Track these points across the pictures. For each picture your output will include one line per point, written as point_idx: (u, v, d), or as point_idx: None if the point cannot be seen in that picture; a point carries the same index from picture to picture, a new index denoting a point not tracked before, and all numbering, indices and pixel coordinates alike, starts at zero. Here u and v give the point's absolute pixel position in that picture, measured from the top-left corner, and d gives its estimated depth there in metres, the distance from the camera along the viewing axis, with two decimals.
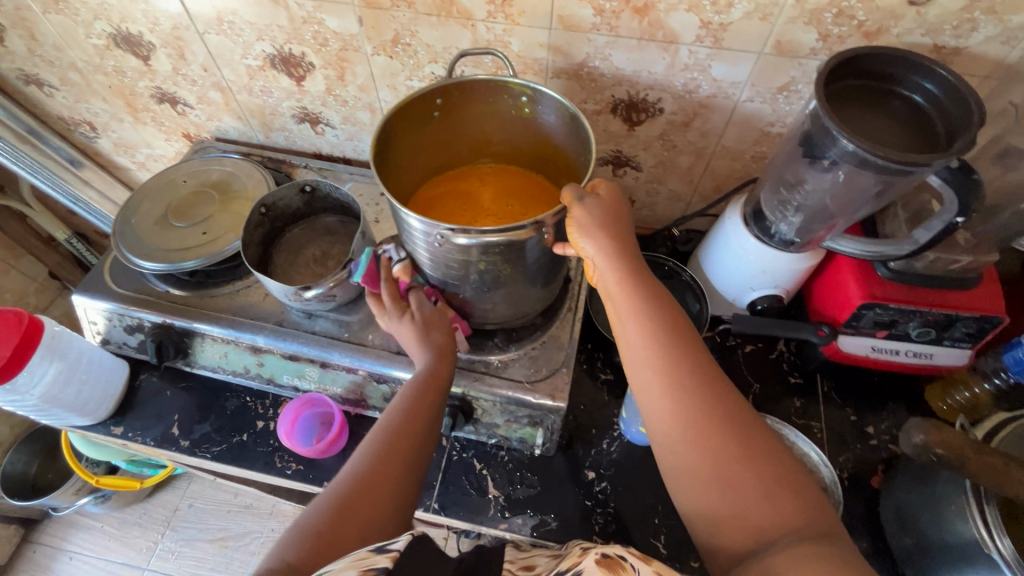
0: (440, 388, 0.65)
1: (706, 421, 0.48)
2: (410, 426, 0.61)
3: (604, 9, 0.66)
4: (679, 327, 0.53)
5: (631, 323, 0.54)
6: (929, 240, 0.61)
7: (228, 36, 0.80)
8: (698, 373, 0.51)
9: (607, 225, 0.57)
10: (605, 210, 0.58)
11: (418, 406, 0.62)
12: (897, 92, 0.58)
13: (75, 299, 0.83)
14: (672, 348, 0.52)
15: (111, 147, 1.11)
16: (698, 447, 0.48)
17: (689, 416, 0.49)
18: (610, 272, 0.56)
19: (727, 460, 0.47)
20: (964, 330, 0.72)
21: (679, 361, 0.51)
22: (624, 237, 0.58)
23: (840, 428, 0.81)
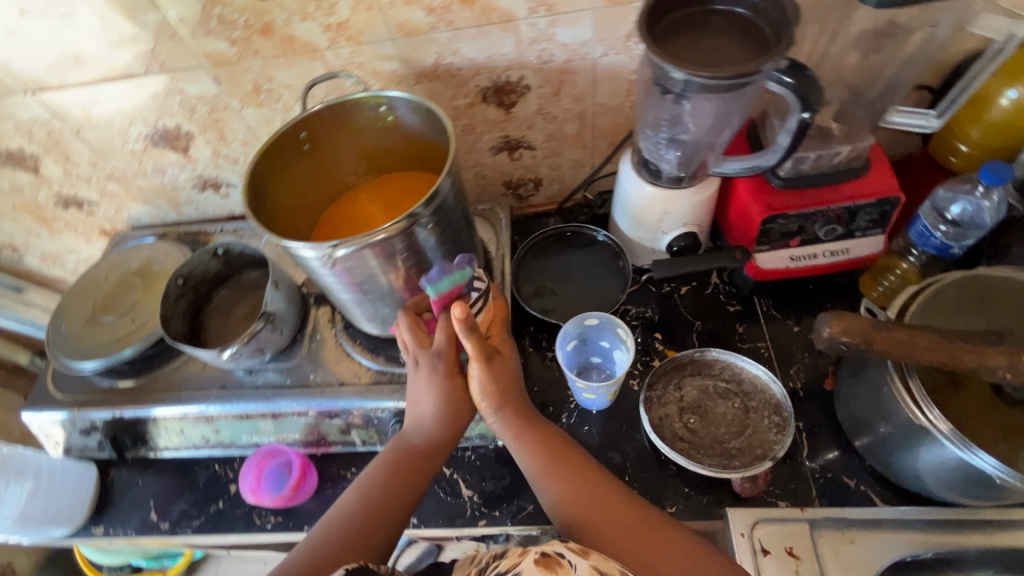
0: (416, 462, 0.64)
1: (592, 510, 0.58)
2: (393, 495, 0.61)
3: (433, 7, 0.67)
4: (565, 453, 0.63)
5: (521, 453, 0.63)
6: (790, 143, 0.61)
7: (102, 128, 0.82)
8: (577, 468, 0.61)
9: (502, 389, 0.63)
10: (502, 379, 0.63)
11: (397, 474, 0.62)
12: (716, 9, 0.59)
13: (26, 417, 0.84)
14: (561, 454, 0.62)
15: (40, 262, 1.12)
16: (590, 533, 0.57)
17: (586, 495, 0.59)
18: (508, 435, 0.64)
19: (620, 527, 0.57)
20: (867, 218, 0.74)
21: (574, 463, 0.62)
22: (518, 398, 0.65)
23: (785, 341, 0.82)
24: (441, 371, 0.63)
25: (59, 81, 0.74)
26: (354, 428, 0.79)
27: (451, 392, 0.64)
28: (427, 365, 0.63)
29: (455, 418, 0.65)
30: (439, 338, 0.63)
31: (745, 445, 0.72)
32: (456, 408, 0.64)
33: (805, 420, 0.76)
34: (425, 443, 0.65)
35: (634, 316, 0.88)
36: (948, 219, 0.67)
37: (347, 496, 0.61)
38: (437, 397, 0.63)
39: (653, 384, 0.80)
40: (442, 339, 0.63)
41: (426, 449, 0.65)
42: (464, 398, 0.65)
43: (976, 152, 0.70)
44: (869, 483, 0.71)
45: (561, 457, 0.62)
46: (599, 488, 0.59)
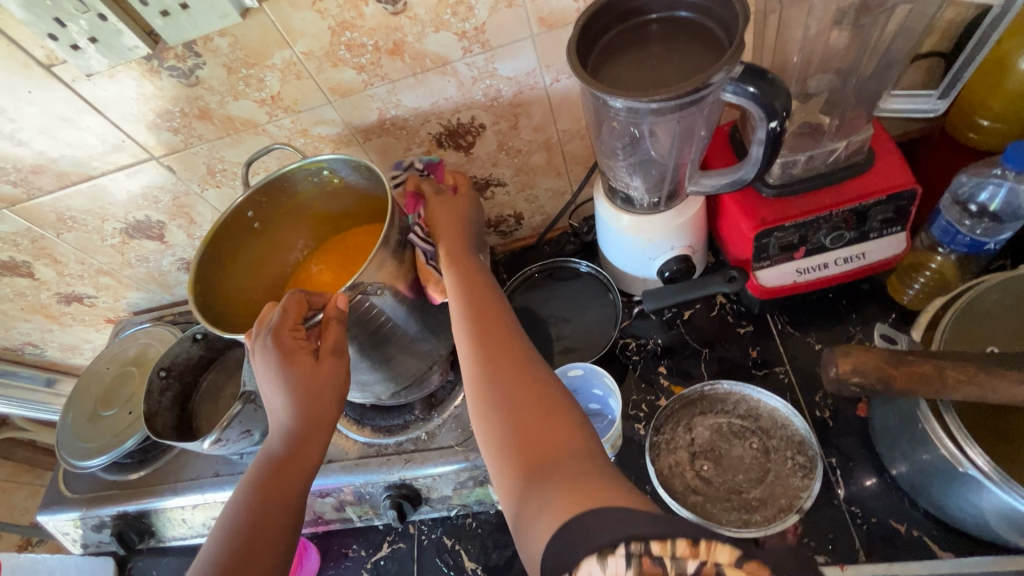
0: (285, 465, 0.51)
1: (486, 340, 0.54)
2: (263, 505, 0.49)
3: (363, 64, 0.63)
4: (493, 319, 0.57)
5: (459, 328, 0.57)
6: (765, 154, 0.54)
7: (79, 229, 0.83)
8: (485, 308, 0.57)
9: (446, 229, 0.65)
10: (456, 208, 0.67)
11: (266, 488, 0.49)
12: (652, 18, 0.53)
13: (42, 519, 0.85)
14: (481, 310, 0.57)
15: (60, 353, 1.16)
16: (488, 405, 0.49)
17: (494, 352, 0.52)
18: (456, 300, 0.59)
19: (518, 393, 0.48)
20: (880, 218, 0.64)
21: (490, 317, 0.57)
22: (457, 250, 0.64)
23: (807, 363, 0.73)
24: (281, 350, 0.51)
25: (27, 193, 0.76)
26: (348, 505, 0.75)
27: (299, 366, 0.51)
28: (264, 344, 0.51)
29: (318, 397, 0.51)
30: (271, 314, 0.54)
31: (766, 494, 0.65)
32: (316, 382, 0.51)
33: (838, 453, 0.66)
34: (291, 447, 0.51)
35: (635, 349, 0.80)
36: (974, 210, 0.60)
37: (216, 523, 0.48)
38: (277, 380, 0.51)
39: (660, 427, 0.72)
40: (278, 313, 0.53)
41: (299, 442, 0.51)
42: (324, 378, 0.52)
43: (998, 125, 0.63)
44: (922, 526, 0.61)
45: (484, 329, 0.55)
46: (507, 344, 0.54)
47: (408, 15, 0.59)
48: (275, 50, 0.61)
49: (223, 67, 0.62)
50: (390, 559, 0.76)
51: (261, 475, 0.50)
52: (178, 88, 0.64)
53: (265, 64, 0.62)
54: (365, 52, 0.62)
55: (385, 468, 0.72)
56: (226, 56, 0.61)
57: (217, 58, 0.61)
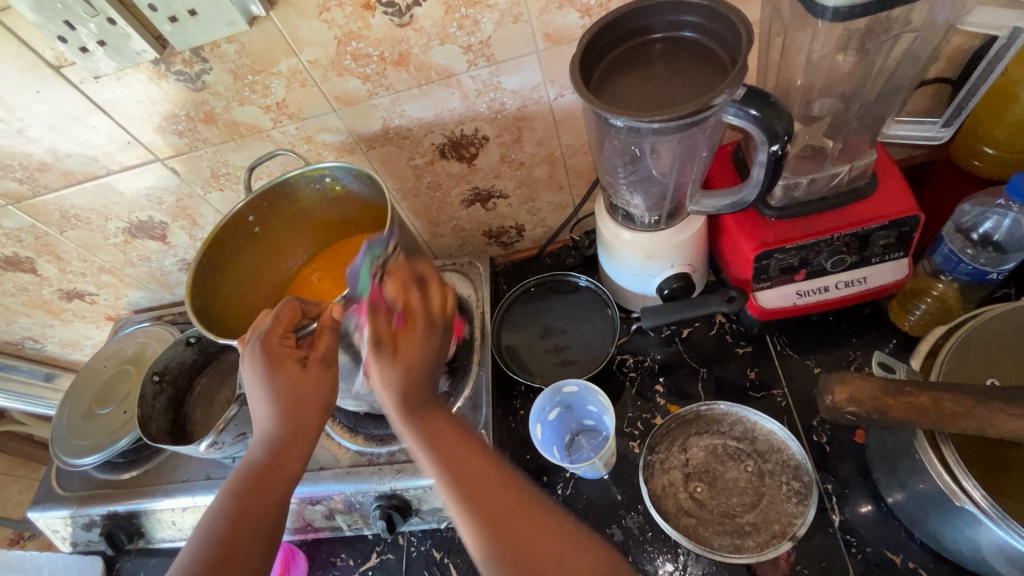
0: (268, 473, 0.50)
1: (468, 489, 0.48)
2: (245, 512, 0.48)
3: (368, 74, 0.64)
4: (445, 429, 0.53)
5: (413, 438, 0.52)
6: (767, 177, 0.54)
7: (83, 227, 0.84)
8: (452, 443, 0.52)
9: (405, 379, 0.53)
10: (425, 350, 0.55)
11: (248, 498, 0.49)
12: (655, 38, 0.53)
13: (33, 515, 0.85)
14: (444, 443, 0.51)
15: (60, 349, 1.17)
16: (467, 519, 0.47)
17: (475, 480, 0.49)
18: (398, 411, 0.53)
19: (514, 526, 0.46)
20: (882, 243, 0.63)
21: (452, 445, 0.52)
22: (412, 354, 0.54)
23: (805, 386, 0.72)
24: (270, 357, 0.52)
25: (32, 190, 0.76)
26: (338, 514, 0.75)
27: (286, 375, 0.52)
28: (254, 348, 0.53)
29: (304, 405, 0.51)
30: (265, 321, 0.55)
31: (760, 519, 0.64)
32: (303, 389, 0.52)
33: (834, 479, 0.65)
34: (272, 456, 0.51)
35: (632, 365, 0.79)
36: (976, 239, 0.60)
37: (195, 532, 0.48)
38: (263, 386, 0.51)
39: (654, 446, 0.71)
40: (271, 319, 0.54)
41: (283, 451, 0.51)
42: (310, 387, 0.52)
43: (1003, 154, 0.63)
44: (917, 557, 0.60)
45: (443, 444, 0.52)
46: (485, 477, 0.50)
47: (414, 27, 0.59)
48: (281, 58, 0.61)
49: (230, 72, 0.62)
50: (378, 569, 0.75)
51: (243, 483, 0.50)
52: (184, 92, 0.64)
53: (271, 71, 0.62)
54: (371, 62, 0.62)
55: (376, 478, 0.72)
56: (233, 62, 0.61)
57: (223, 64, 0.61)
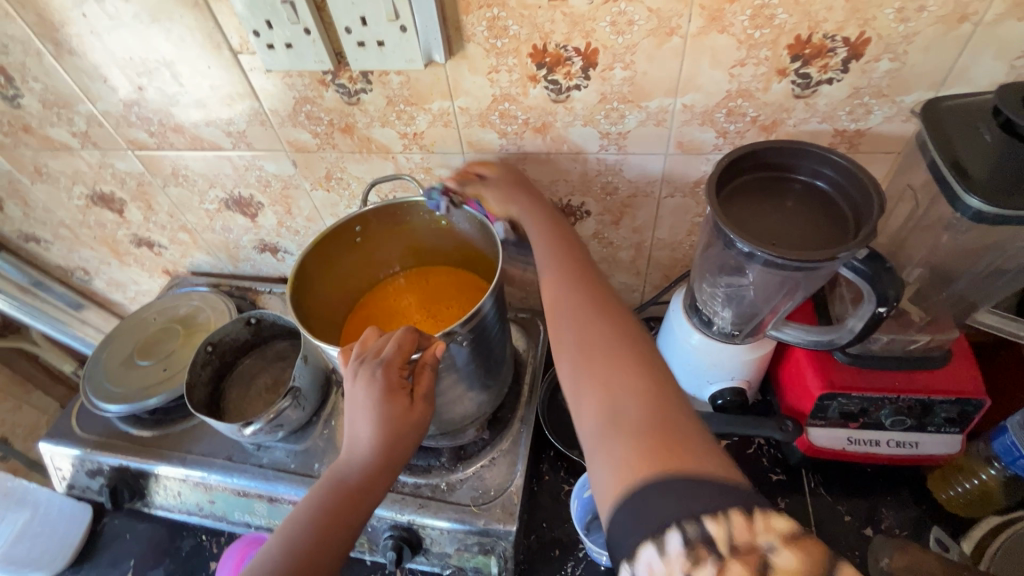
0: (356, 494, 0.53)
1: (573, 292, 0.55)
2: (330, 526, 0.51)
3: (507, 132, 0.68)
4: (580, 266, 0.58)
5: (563, 287, 0.56)
6: (862, 329, 0.57)
7: (184, 187, 0.87)
8: (567, 252, 0.60)
9: (507, 195, 0.65)
10: (504, 185, 0.65)
11: (332, 517, 0.52)
12: (797, 178, 0.58)
13: (42, 447, 0.85)
14: (560, 264, 0.58)
15: (105, 286, 1.19)
16: (574, 338, 0.51)
17: (577, 305, 0.54)
18: (541, 256, 0.60)
19: (587, 343, 0.50)
20: (944, 415, 0.65)
21: (568, 269, 0.58)
22: (527, 194, 0.65)
23: (833, 531, 0.73)
24: (389, 386, 0.54)
25: (157, 144, 0.80)
26: None
27: (398, 409, 0.53)
28: (370, 373, 0.54)
29: (403, 440, 0.54)
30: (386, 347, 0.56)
31: None
32: (405, 424, 0.54)
33: None
34: (364, 479, 0.53)
35: None
36: None
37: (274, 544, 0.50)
38: (374, 412, 0.53)
39: None
40: (391, 347, 0.55)
41: (369, 480, 0.53)
42: (412, 421, 0.55)
43: None
44: None
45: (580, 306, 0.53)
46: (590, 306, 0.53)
47: (567, 105, 0.64)
48: (437, 98, 0.66)
49: (386, 97, 0.67)
50: None
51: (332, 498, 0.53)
52: (337, 102, 0.69)
53: (423, 106, 0.67)
54: (514, 123, 0.67)
55: (397, 506, 0.71)
56: (393, 90, 0.66)
57: (384, 89, 0.66)
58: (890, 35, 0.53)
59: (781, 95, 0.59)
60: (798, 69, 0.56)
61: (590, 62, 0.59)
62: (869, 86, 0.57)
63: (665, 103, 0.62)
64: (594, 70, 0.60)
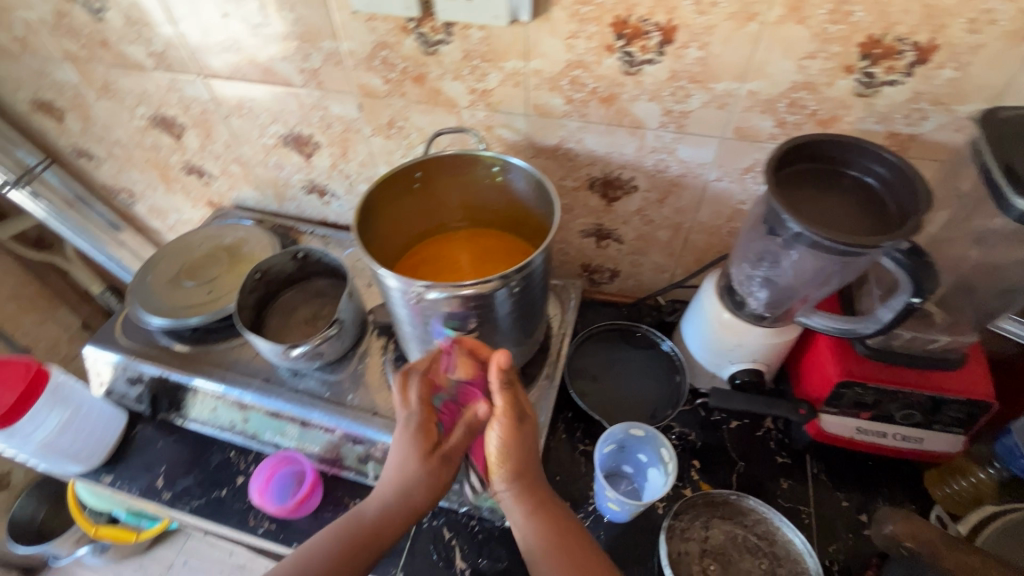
0: (365, 537, 0.62)
1: (541, 510, 0.64)
2: (339, 559, 0.60)
3: (573, 98, 0.71)
4: (540, 495, 0.65)
5: (516, 508, 0.64)
6: (891, 320, 0.60)
7: (247, 119, 0.90)
8: (536, 483, 0.65)
9: (518, 448, 0.62)
10: (519, 442, 0.63)
11: (347, 547, 0.61)
12: (849, 173, 0.61)
13: (87, 350, 0.89)
14: (529, 481, 0.64)
15: (146, 212, 1.22)
16: (546, 541, 0.62)
17: (545, 519, 0.63)
18: (519, 502, 0.64)
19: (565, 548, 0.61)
20: (951, 415, 0.69)
21: (537, 483, 0.65)
22: (529, 453, 0.64)
23: (830, 514, 0.77)
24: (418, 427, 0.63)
25: (230, 73, 0.83)
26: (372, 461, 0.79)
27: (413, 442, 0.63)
28: (408, 423, 0.64)
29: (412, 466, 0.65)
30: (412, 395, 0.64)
31: None
32: (419, 479, 0.62)
33: None
34: (379, 519, 0.62)
35: (676, 435, 0.84)
36: None
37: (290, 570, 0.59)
38: (399, 467, 0.62)
39: (681, 513, 0.76)
40: (417, 399, 0.64)
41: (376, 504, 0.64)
42: (434, 477, 0.63)
43: None
44: None
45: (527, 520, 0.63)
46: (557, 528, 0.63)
47: (636, 79, 0.67)
48: (513, 58, 0.69)
49: (463, 51, 0.70)
50: None
51: (344, 535, 0.62)
52: (415, 50, 0.72)
53: (497, 64, 0.70)
54: (582, 91, 0.70)
55: None
56: (472, 45, 0.69)
57: (463, 43, 0.69)
58: (958, 44, 0.56)
59: (844, 92, 0.62)
60: (865, 68, 0.59)
61: (667, 38, 0.62)
62: (928, 91, 0.60)
63: (731, 87, 0.65)
64: (670, 47, 0.63)
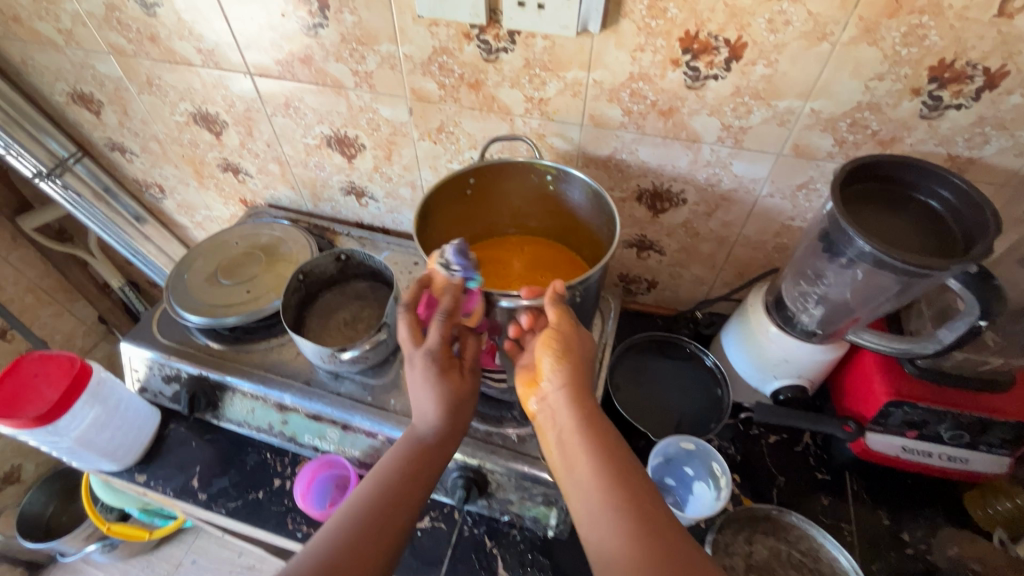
0: (431, 455, 0.59)
1: (583, 412, 0.56)
2: (408, 481, 0.57)
3: (632, 110, 0.71)
4: (583, 390, 0.58)
5: (563, 409, 0.57)
6: (953, 341, 0.61)
7: (292, 118, 0.90)
8: (578, 374, 0.58)
9: (571, 358, 0.58)
10: (574, 345, 0.59)
11: (412, 471, 0.57)
12: (914, 196, 0.61)
13: (123, 347, 0.88)
14: (573, 377, 0.58)
15: (174, 208, 1.21)
16: (585, 441, 0.54)
17: (585, 422, 0.55)
18: (565, 397, 0.57)
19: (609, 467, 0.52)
20: (999, 436, 0.69)
21: (578, 379, 0.58)
22: (579, 356, 0.59)
23: (872, 531, 0.77)
24: (440, 360, 0.61)
25: (280, 72, 0.83)
26: None
27: (452, 380, 0.61)
28: (421, 361, 0.60)
29: (461, 407, 0.61)
30: (421, 349, 0.60)
31: None
32: (456, 393, 0.61)
33: None
34: (439, 439, 0.60)
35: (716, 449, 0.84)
36: None
37: (356, 496, 0.55)
38: (435, 391, 0.59)
39: (723, 527, 0.76)
40: (436, 336, 0.60)
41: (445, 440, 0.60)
42: (465, 390, 0.62)
43: None
44: None
45: (570, 440, 0.55)
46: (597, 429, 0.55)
47: (698, 93, 0.67)
48: (574, 68, 0.69)
49: (524, 59, 0.70)
50: (427, 533, 0.78)
51: (408, 454, 0.58)
52: (474, 57, 0.72)
53: (558, 74, 0.70)
54: (642, 103, 0.70)
55: (470, 449, 0.75)
56: (535, 54, 0.69)
57: (526, 51, 0.69)
58: None
59: (908, 113, 0.63)
60: (932, 91, 0.60)
61: (734, 55, 0.63)
62: (993, 116, 0.60)
63: (794, 105, 0.65)
64: (737, 63, 0.63)
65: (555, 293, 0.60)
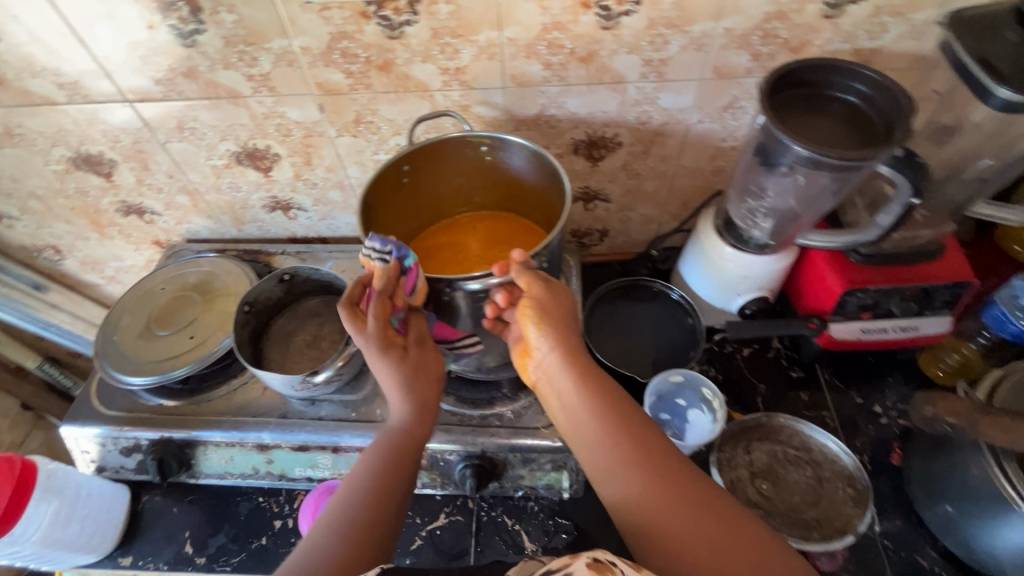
0: (407, 448, 0.58)
1: (572, 362, 0.56)
2: (391, 478, 0.56)
3: (552, 63, 0.70)
4: (569, 341, 0.58)
5: (555, 366, 0.57)
6: (891, 223, 0.65)
7: (190, 141, 0.81)
8: (563, 329, 0.58)
9: (556, 318, 0.58)
10: (554, 304, 0.58)
11: (394, 462, 0.57)
12: (833, 96, 0.64)
13: (64, 431, 0.79)
14: (557, 331, 0.58)
15: (78, 267, 1.08)
16: (578, 388, 0.55)
17: (573, 368, 0.56)
18: (553, 352, 0.57)
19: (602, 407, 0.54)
20: (941, 299, 0.76)
21: (560, 331, 0.58)
22: (562, 313, 0.59)
23: (849, 412, 0.83)
24: (382, 347, 0.58)
25: (164, 93, 0.74)
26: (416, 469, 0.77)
27: (397, 358, 0.58)
28: (370, 350, 0.58)
29: (416, 380, 0.60)
30: (354, 320, 0.58)
31: (821, 516, 0.73)
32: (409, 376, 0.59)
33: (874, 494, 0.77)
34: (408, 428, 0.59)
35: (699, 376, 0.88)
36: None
37: (314, 531, 0.52)
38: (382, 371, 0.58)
39: (722, 445, 0.80)
40: (373, 319, 0.57)
41: (408, 436, 0.59)
42: (416, 365, 0.60)
43: None
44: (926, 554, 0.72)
45: (565, 390, 0.56)
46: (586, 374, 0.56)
47: (614, 32, 0.66)
48: (485, 29, 0.66)
49: (431, 30, 0.66)
50: (446, 529, 0.78)
51: (384, 454, 0.57)
52: (377, 36, 0.67)
53: (469, 38, 0.67)
54: (561, 53, 0.68)
55: (470, 437, 0.73)
56: (441, 21, 0.65)
57: (431, 20, 0.65)
58: None
59: (812, 16, 0.64)
60: None
61: None
62: (887, 4, 0.63)
63: (707, 28, 0.66)
64: None
65: (527, 261, 0.57)
